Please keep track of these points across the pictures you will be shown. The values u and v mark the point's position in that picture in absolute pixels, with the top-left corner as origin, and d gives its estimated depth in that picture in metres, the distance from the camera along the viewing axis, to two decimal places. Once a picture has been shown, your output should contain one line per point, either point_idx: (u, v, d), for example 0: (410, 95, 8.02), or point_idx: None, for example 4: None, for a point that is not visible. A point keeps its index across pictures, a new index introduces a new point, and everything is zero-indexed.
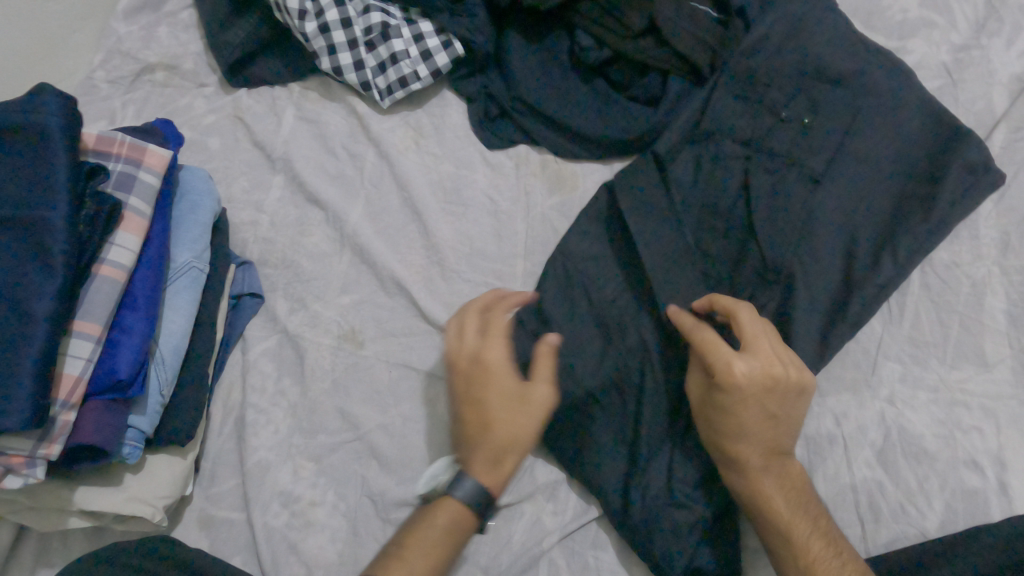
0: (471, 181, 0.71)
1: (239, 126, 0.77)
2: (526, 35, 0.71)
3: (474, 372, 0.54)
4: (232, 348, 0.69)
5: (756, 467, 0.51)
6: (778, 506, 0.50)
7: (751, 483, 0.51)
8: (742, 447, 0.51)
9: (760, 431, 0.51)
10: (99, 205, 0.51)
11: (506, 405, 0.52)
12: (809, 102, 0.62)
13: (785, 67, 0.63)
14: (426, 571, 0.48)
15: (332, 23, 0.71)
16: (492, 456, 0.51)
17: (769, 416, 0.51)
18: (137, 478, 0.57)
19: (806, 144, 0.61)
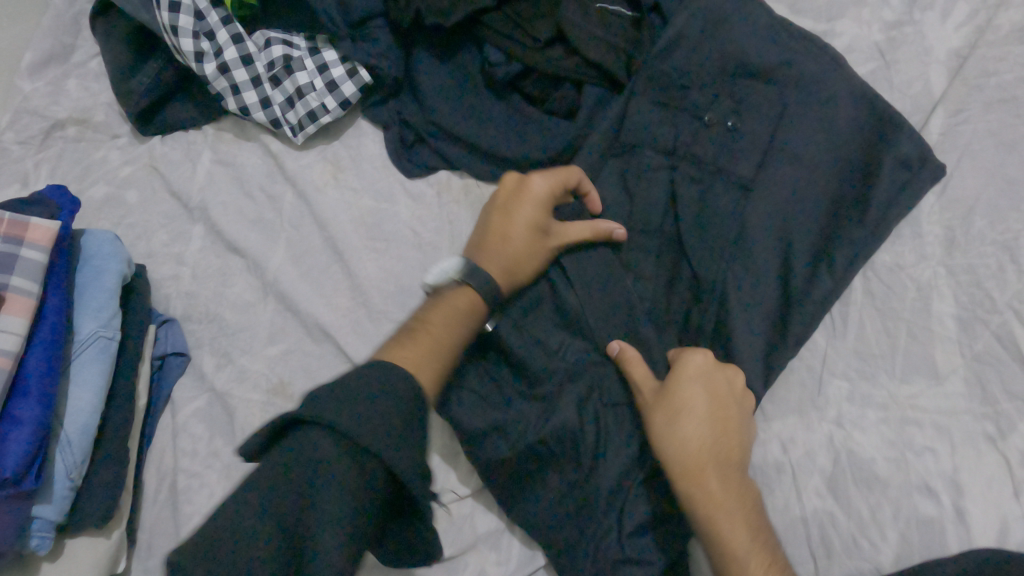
0: (392, 214, 0.67)
1: (155, 175, 0.73)
2: (434, 52, 0.67)
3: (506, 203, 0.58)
4: (163, 412, 0.67)
5: (720, 483, 0.47)
6: (732, 514, 0.46)
7: (714, 502, 0.47)
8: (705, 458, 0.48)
9: (721, 435, 0.49)
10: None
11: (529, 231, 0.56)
12: (730, 103, 0.57)
13: (704, 66, 0.58)
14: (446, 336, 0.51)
15: (232, 61, 0.67)
16: (503, 242, 0.56)
17: (728, 427, 0.50)
18: (55, 567, 0.55)
19: (730, 150, 0.56)
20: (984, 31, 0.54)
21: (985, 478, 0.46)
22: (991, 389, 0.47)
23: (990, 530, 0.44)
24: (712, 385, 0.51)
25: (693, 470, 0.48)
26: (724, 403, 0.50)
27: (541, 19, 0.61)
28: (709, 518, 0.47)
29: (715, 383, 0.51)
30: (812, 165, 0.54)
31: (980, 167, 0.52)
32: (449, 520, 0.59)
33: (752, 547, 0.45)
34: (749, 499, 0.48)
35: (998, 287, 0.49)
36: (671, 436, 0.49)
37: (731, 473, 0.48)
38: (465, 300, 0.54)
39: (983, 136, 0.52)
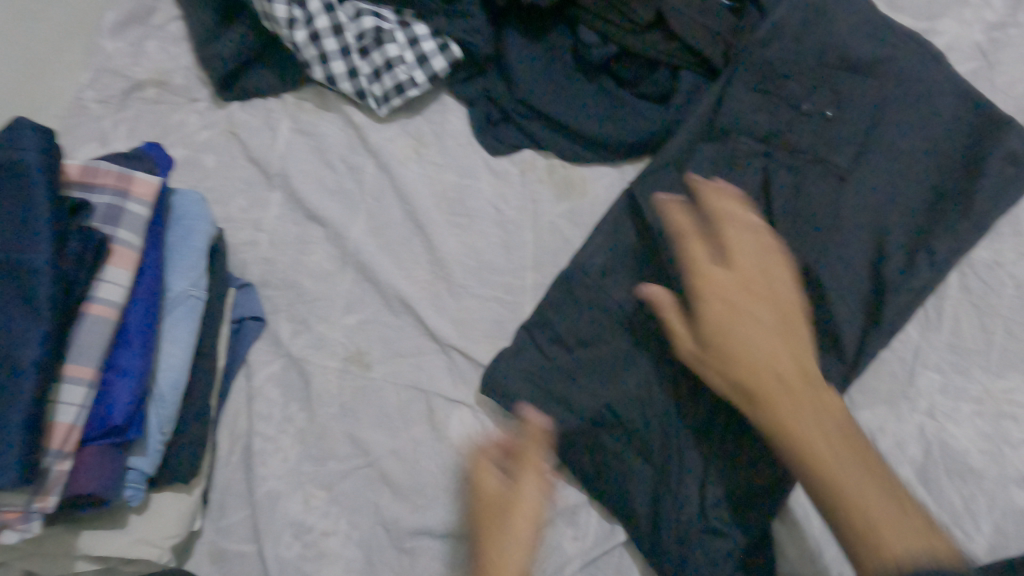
0: (475, 190, 0.68)
1: (234, 141, 0.74)
2: (525, 32, 0.67)
3: (484, 509, 0.56)
4: (237, 375, 0.67)
5: (789, 400, 0.45)
6: (808, 435, 0.44)
7: (791, 421, 0.45)
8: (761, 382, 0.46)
9: (771, 354, 0.47)
10: (86, 240, 0.49)
11: (501, 514, 0.54)
12: (831, 95, 0.57)
13: (803, 58, 0.59)
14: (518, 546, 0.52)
15: (323, 30, 0.67)
16: (497, 515, 0.54)
17: (761, 301, 0.48)
18: (143, 519, 0.55)
19: (831, 141, 0.57)
20: None
21: None
22: None
23: None
24: (750, 295, 0.48)
25: (750, 396, 0.46)
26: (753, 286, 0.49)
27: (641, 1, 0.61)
28: (782, 429, 0.45)
29: (753, 293, 0.48)
30: (909, 161, 0.55)
31: None
32: None
33: (839, 462, 0.43)
34: (814, 395, 0.45)
35: None
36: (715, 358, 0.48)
37: (795, 387, 0.46)
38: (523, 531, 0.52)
39: None
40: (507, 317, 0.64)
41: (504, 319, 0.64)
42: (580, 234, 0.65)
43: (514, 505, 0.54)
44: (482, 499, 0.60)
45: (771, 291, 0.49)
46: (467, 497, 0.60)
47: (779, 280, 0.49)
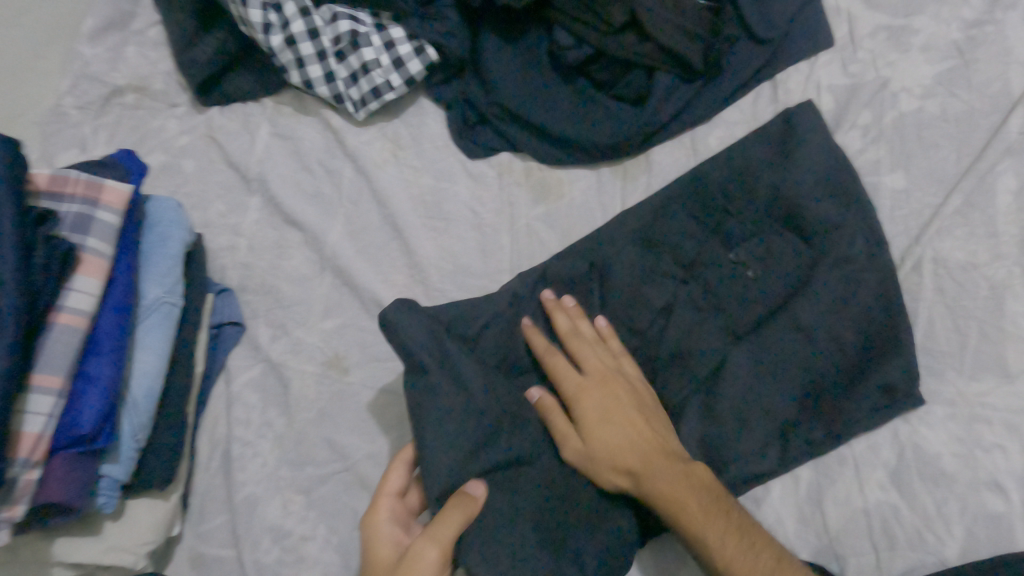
0: (452, 193, 0.67)
1: (213, 146, 0.74)
2: (500, 34, 0.67)
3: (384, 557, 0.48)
4: (216, 380, 0.67)
5: (663, 473, 0.49)
6: (703, 530, 0.46)
7: (673, 492, 0.48)
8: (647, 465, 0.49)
9: (625, 427, 0.51)
10: (54, 250, 0.49)
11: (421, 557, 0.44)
12: (771, 194, 0.56)
13: (736, 152, 0.59)
14: None
15: (298, 34, 0.67)
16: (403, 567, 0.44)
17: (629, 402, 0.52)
18: (118, 526, 0.55)
19: (759, 240, 0.56)
20: None
21: None
22: None
23: None
24: (601, 384, 0.52)
25: (637, 477, 0.49)
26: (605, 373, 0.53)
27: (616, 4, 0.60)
28: (674, 519, 0.47)
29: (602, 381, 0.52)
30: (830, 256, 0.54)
31: None
32: None
33: (722, 536, 0.46)
34: (699, 481, 0.48)
35: None
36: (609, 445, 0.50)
37: (670, 467, 0.49)
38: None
39: None
40: None
41: None
42: (556, 237, 0.64)
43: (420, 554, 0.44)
44: None
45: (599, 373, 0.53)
46: None
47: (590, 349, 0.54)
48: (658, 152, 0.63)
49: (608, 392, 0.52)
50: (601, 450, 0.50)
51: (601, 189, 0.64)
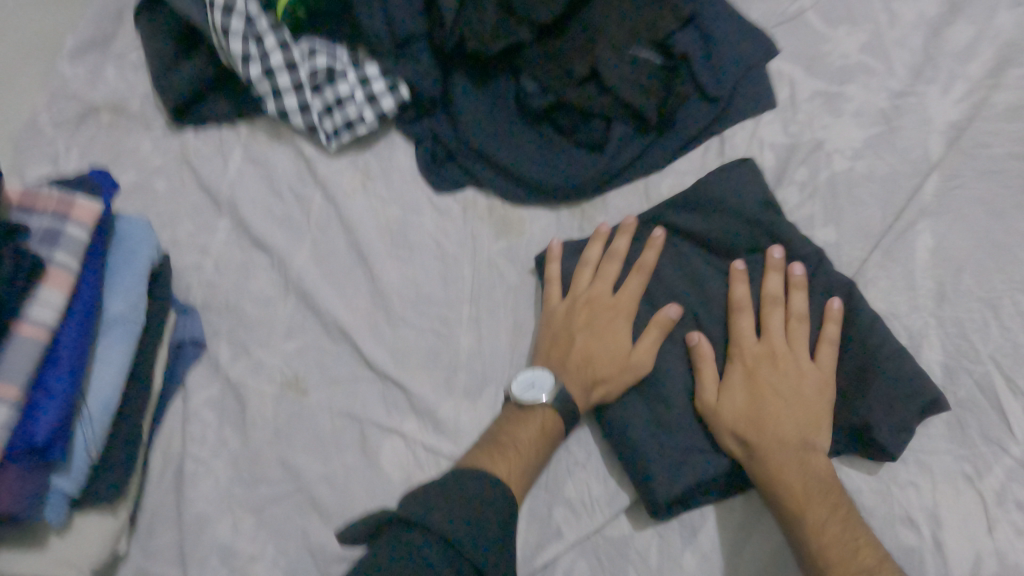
0: (417, 224, 0.70)
1: (186, 167, 0.76)
2: (470, 79, 0.71)
3: (590, 304, 0.61)
4: (174, 398, 0.68)
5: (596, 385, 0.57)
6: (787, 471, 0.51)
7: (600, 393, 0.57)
8: (597, 372, 0.58)
9: (617, 344, 0.58)
10: (22, 263, 0.50)
11: (604, 346, 0.59)
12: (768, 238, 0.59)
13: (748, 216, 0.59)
14: (523, 451, 0.55)
15: (277, 67, 0.70)
16: (585, 361, 0.58)
17: (609, 333, 0.59)
18: (64, 541, 0.55)
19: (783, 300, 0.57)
20: (980, 108, 0.60)
21: (961, 514, 0.49)
22: (970, 433, 0.51)
23: (964, 561, 0.48)
24: (611, 314, 0.60)
25: (591, 384, 0.57)
26: (611, 302, 0.60)
27: (576, 57, 0.66)
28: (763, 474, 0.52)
29: (611, 311, 0.60)
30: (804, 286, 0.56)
31: (969, 231, 0.56)
32: None
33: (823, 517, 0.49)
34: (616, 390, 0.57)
35: (982, 339, 0.53)
36: (607, 366, 0.58)
37: (604, 375, 0.57)
38: (550, 420, 0.57)
39: (974, 203, 0.57)
40: (442, 348, 0.66)
41: (438, 350, 0.66)
42: (515, 270, 0.68)
43: (579, 376, 0.58)
44: None
45: (618, 305, 0.60)
46: None
47: (626, 291, 0.60)
48: (613, 197, 0.67)
49: (605, 323, 0.60)
50: (585, 375, 0.58)
51: (559, 227, 0.68)
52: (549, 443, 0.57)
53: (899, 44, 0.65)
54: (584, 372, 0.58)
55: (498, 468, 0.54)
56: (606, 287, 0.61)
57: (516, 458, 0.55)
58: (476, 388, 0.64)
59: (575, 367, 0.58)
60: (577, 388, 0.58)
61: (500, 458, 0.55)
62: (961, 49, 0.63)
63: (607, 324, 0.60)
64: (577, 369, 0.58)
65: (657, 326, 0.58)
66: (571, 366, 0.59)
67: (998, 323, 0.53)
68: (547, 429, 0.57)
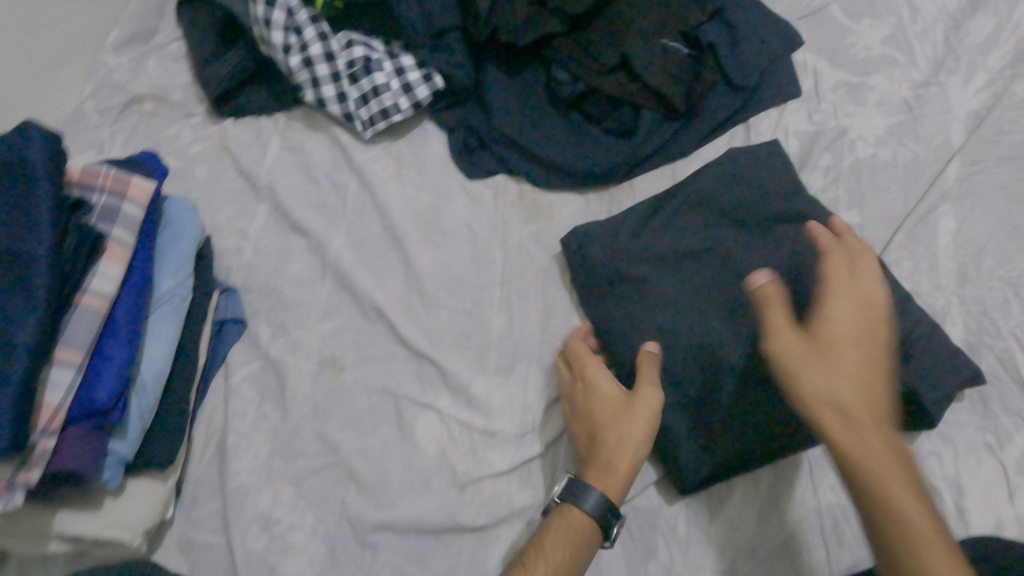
0: (449, 209, 0.73)
1: (225, 155, 0.78)
2: (502, 69, 0.73)
3: (584, 445, 0.58)
4: (215, 374, 0.70)
5: (634, 445, 0.56)
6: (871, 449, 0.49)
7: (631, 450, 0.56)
8: (618, 454, 0.56)
9: (621, 413, 0.57)
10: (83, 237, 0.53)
11: (611, 422, 0.57)
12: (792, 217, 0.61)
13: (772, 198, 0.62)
14: (556, 564, 0.51)
15: (316, 56, 0.72)
16: (606, 465, 0.56)
17: (608, 413, 0.57)
18: (117, 502, 0.58)
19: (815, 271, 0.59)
20: (1000, 96, 0.63)
21: (984, 482, 0.51)
22: (992, 406, 0.53)
23: (985, 528, 0.49)
24: (600, 410, 0.58)
25: (614, 464, 0.56)
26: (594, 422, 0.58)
27: (607, 47, 0.68)
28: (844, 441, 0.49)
29: (601, 412, 0.58)
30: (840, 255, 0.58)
31: (991, 214, 0.58)
32: (484, 494, 0.64)
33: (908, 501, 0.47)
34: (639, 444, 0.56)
35: (1003, 316, 0.55)
36: (630, 440, 0.56)
37: (630, 440, 0.56)
38: (581, 523, 0.54)
39: (996, 186, 0.59)
40: (474, 328, 0.68)
41: (471, 330, 0.68)
42: (544, 253, 0.70)
43: (609, 455, 0.56)
44: (443, 498, 0.64)
45: (599, 412, 0.58)
46: (427, 496, 0.64)
47: (606, 396, 0.58)
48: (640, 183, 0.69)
49: (603, 418, 0.57)
50: (615, 456, 0.56)
51: (588, 213, 0.70)
52: (584, 539, 0.53)
53: (920, 37, 0.67)
54: (606, 461, 0.56)
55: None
56: (587, 410, 0.59)
57: (554, 568, 0.51)
58: (508, 366, 0.67)
59: (596, 469, 0.56)
60: (608, 479, 0.55)
61: (534, 570, 0.51)
62: (981, 41, 0.66)
63: (602, 418, 0.58)
64: (601, 471, 0.56)
65: (647, 375, 0.57)
66: (597, 466, 0.56)
67: (1018, 304, 0.55)
68: (586, 523, 0.54)
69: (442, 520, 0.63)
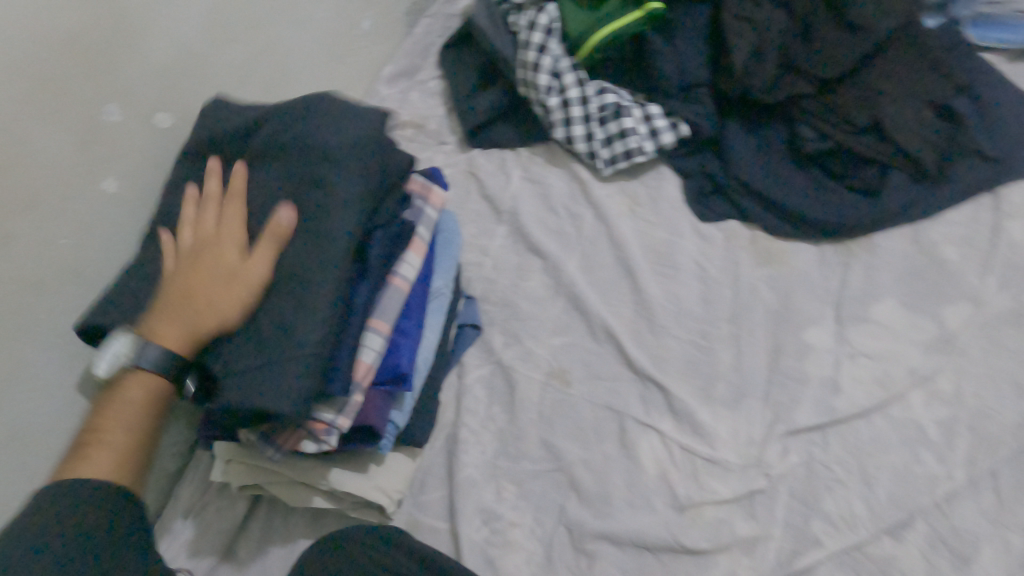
0: (681, 247, 0.77)
1: (471, 179, 0.87)
2: (744, 124, 0.80)
3: (188, 274, 0.55)
4: (451, 372, 0.77)
5: (213, 293, 0.53)
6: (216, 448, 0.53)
7: (201, 292, 0.54)
8: (203, 291, 0.54)
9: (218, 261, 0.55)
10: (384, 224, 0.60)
11: (215, 277, 0.54)
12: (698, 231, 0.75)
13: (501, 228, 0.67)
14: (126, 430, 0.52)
15: (573, 99, 0.81)
16: (181, 297, 0.54)
17: (208, 278, 0.54)
18: (382, 470, 0.65)
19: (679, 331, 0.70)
20: None
21: None
22: None
23: None
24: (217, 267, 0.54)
25: (185, 293, 0.54)
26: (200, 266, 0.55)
27: (863, 109, 0.73)
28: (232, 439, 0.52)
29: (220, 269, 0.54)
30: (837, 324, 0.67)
31: None
32: (706, 519, 0.65)
33: None
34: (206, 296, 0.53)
35: None
36: (206, 281, 0.54)
37: (211, 282, 0.54)
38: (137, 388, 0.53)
39: None
40: (701, 358, 0.72)
41: (697, 359, 0.72)
42: (775, 295, 0.73)
43: (213, 290, 0.53)
44: (663, 516, 0.66)
45: (217, 262, 0.55)
46: (647, 513, 0.66)
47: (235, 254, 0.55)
48: (879, 238, 0.73)
49: (210, 277, 0.54)
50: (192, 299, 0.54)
51: (823, 262, 0.73)
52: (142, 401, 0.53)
53: None
54: (185, 305, 0.54)
55: (81, 472, 0.49)
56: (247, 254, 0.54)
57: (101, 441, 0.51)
58: (735, 399, 0.69)
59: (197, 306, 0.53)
60: (172, 329, 0.53)
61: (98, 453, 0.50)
62: None
63: (208, 264, 0.55)
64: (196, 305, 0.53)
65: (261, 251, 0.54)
66: (176, 307, 0.54)
67: None
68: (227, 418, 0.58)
69: (664, 541, 0.64)
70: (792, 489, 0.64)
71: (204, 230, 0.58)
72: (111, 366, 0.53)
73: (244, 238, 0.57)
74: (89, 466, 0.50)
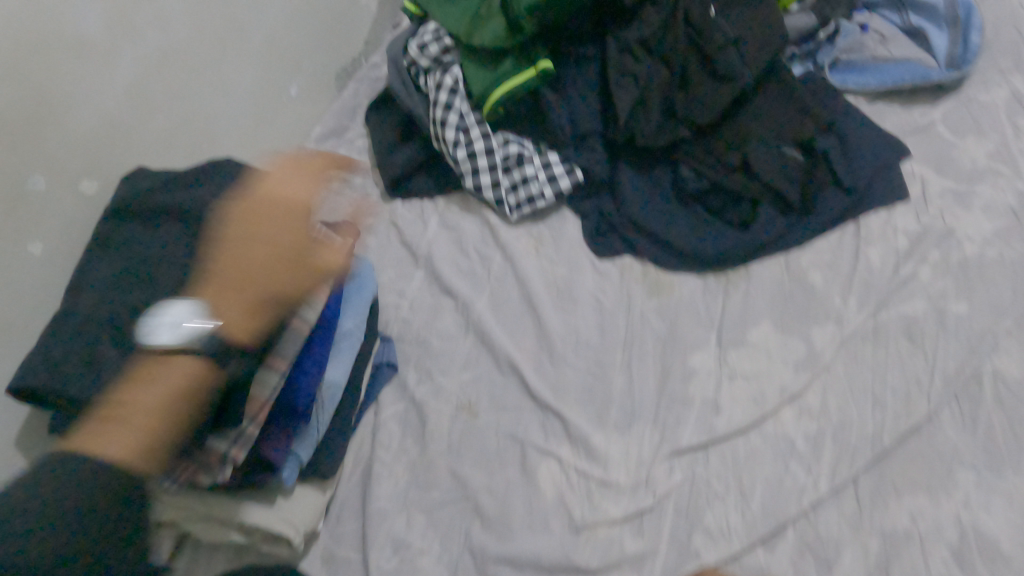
0: (581, 282, 0.83)
1: (392, 228, 0.93)
2: (635, 166, 0.88)
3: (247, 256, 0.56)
4: (368, 409, 0.81)
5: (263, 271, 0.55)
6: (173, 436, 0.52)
7: (249, 268, 0.55)
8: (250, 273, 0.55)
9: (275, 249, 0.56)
10: None
11: (268, 262, 0.55)
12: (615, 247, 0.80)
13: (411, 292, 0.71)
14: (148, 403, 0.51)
15: (479, 151, 0.87)
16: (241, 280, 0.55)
17: (257, 265, 0.55)
18: (289, 501, 0.69)
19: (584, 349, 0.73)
20: None
21: None
22: None
23: None
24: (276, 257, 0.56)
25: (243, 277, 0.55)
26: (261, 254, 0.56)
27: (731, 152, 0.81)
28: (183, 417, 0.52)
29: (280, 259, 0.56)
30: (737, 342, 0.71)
31: None
32: (599, 538, 0.68)
33: None
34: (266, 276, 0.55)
35: None
36: (244, 258, 0.56)
37: (256, 266, 0.55)
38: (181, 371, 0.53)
39: None
40: (597, 384, 0.76)
41: (594, 386, 0.76)
42: (664, 323, 0.78)
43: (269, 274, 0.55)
44: (560, 538, 0.69)
45: (248, 255, 0.56)
46: (545, 535, 0.69)
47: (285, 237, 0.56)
48: (756, 268, 0.79)
49: (252, 252, 0.56)
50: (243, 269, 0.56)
51: (707, 292, 0.79)
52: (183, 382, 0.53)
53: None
54: (239, 288, 0.55)
55: (105, 449, 0.48)
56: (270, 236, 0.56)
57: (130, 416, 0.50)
58: (626, 422, 0.73)
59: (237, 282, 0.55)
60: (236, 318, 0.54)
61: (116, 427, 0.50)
62: None
63: (273, 253, 0.56)
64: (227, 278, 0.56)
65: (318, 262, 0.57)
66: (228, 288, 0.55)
67: None
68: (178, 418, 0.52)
69: (561, 560, 0.67)
70: (678, 504, 0.68)
71: (260, 212, 0.58)
72: (172, 334, 0.54)
73: (287, 225, 0.57)
74: (110, 444, 0.49)
